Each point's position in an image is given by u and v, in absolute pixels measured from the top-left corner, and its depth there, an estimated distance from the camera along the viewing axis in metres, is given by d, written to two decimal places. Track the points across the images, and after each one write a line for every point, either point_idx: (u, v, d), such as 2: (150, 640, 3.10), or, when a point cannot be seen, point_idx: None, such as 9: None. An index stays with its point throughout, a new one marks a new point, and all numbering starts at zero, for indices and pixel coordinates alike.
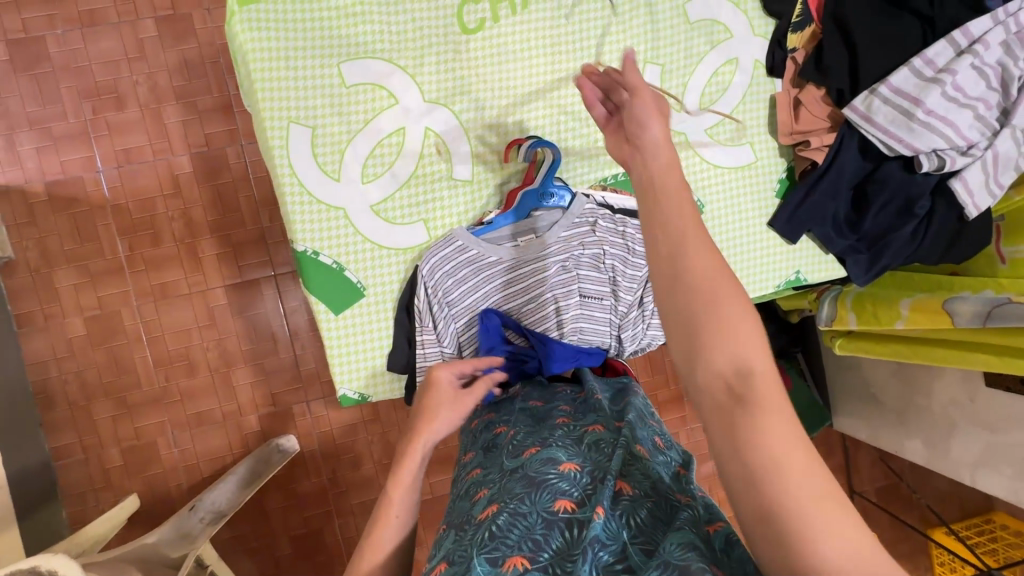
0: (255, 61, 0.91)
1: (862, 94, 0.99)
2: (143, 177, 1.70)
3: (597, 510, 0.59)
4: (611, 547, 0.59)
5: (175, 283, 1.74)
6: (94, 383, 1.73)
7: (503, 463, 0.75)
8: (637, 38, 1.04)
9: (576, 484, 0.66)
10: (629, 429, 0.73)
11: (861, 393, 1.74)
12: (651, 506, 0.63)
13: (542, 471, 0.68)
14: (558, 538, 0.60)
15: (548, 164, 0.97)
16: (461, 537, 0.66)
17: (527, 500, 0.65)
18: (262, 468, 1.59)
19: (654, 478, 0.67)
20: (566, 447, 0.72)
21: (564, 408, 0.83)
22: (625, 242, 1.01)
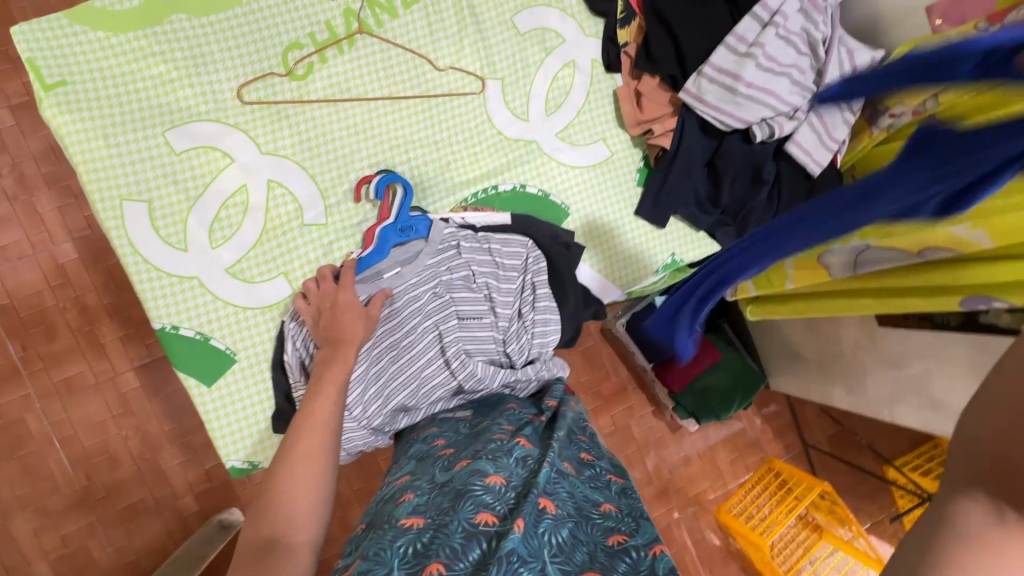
0: (73, 143, 0.88)
1: (692, 77, 1.02)
2: (25, 271, 1.53)
3: (517, 523, 0.59)
4: (531, 563, 0.57)
5: (81, 375, 1.57)
6: (7, 498, 1.53)
7: (434, 476, 0.76)
8: (470, 57, 1.06)
9: (500, 497, 0.67)
10: (558, 451, 0.77)
11: (783, 350, 1.75)
12: (573, 526, 0.66)
13: (468, 482, 0.69)
14: (476, 549, 0.59)
15: (401, 197, 0.99)
16: (378, 540, 0.65)
17: (450, 511, 0.64)
18: (205, 548, 1.46)
19: (577, 501, 0.71)
20: (495, 460, 0.74)
21: (502, 427, 0.86)
22: (493, 258, 1.01)
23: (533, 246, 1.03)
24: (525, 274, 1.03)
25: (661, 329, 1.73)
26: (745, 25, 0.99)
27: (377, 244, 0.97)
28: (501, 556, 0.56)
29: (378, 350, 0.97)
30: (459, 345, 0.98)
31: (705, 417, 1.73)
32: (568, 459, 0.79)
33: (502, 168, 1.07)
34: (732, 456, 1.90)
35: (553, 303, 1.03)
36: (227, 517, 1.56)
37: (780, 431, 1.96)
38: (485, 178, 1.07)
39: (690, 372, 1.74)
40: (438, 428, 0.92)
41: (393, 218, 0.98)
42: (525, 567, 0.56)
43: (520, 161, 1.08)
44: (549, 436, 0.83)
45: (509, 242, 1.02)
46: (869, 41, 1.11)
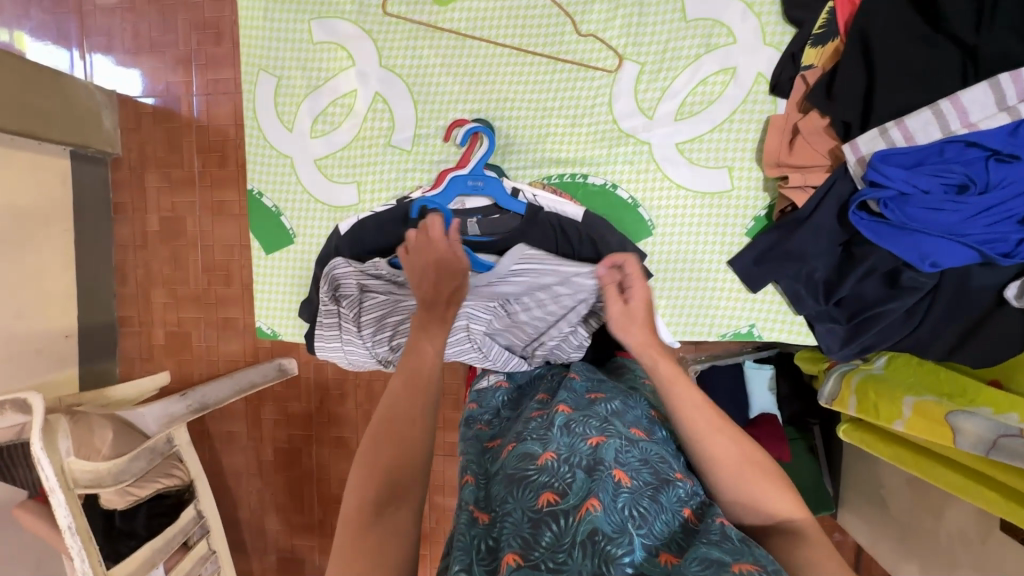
0: (244, 8, 1.00)
1: (870, 132, 0.80)
2: (224, 107, 1.82)
3: (592, 503, 0.57)
4: (618, 539, 0.55)
5: (230, 204, 1.86)
6: (157, 272, 1.92)
7: (487, 467, 0.72)
8: (617, 30, 0.95)
9: (557, 474, 0.62)
10: (622, 421, 0.72)
11: (872, 490, 1.40)
12: (652, 493, 0.62)
13: (520, 466, 0.65)
14: (547, 530, 0.57)
15: (484, 149, 0.94)
16: (454, 533, 0.63)
17: (510, 497, 0.61)
18: (258, 379, 1.70)
19: (652, 466, 0.66)
20: (540, 438, 0.68)
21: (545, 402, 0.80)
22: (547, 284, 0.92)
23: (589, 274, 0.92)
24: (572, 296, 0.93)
25: (730, 396, 1.51)
26: (975, 92, 0.73)
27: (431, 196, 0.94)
28: (587, 539, 0.55)
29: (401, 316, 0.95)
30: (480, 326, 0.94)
31: None
32: (635, 424, 0.73)
33: (599, 161, 0.98)
34: None
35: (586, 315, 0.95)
36: (285, 365, 1.78)
37: None
38: (578, 164, 0.98)
39: None
40: (485, 402, 0.89)
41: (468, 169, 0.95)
42: (611, 545, 0.54)
43: (623, 159, 0.97)
44: (592, 396, 0.79)
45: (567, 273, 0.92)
46: None
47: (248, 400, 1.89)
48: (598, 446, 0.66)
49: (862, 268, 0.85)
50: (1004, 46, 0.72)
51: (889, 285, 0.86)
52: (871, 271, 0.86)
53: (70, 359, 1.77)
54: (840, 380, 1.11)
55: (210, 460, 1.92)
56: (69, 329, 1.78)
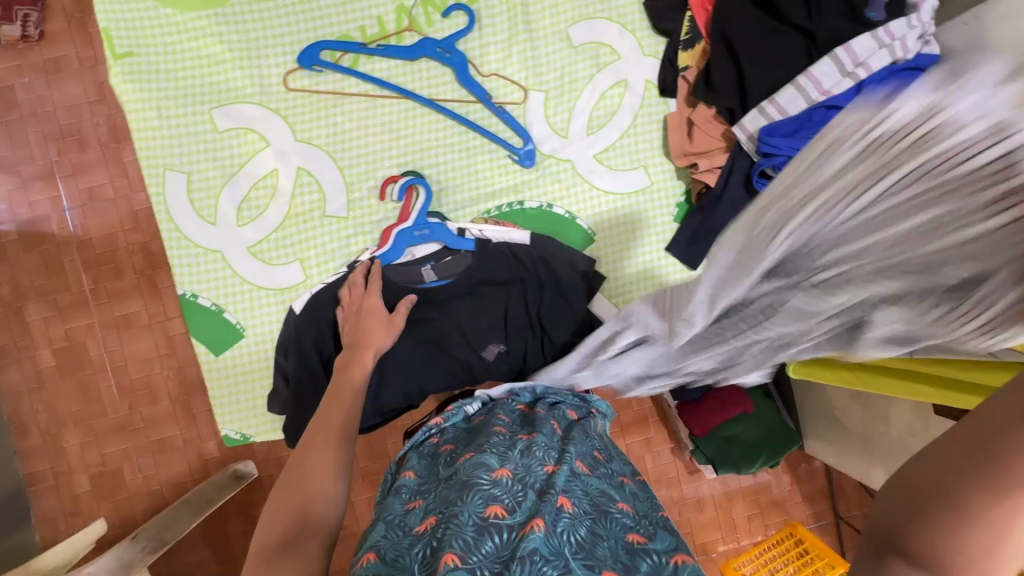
0: (133, 110, 0.95)
1: (751, 113, 0.93)
2: (106, 214, 1.67)
3: (537, 523, 0.57)
4: (553, 561, 0.53)
5: (137, 314, 1.69)
6: (65, 411, 1.69)
7: (439, 476, 0.71)
8: (516, 66, 1.02)
9: (508, 489, 0.63)
10: (574, 451, 0.73)
11: (827, 415, 1.56)
12: (592, 523, 0.62)
13: (473, 475, 0.66)
14: (490, 541, 0.57)
15: (422, 199, 0.97)
16: (387, 534, 0.62)
17: (459, 502, 0.61)
18: (216, 494, 1.54)
19: (593, 497, 0.66)
20: (499, 455, 0.70)
21: (501, 420, 0.81)
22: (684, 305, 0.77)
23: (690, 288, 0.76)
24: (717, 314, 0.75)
25: None
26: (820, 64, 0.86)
27: (414, 45, 0.97)
28: (526, 553, 0.53)
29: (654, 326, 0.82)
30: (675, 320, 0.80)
31: (724, 469, 1.60)
32: (581, 457, 0.74)
33: (531, 185, 1.03)
34: (751, 513, 1.75)
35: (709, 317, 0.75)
36: (242, 469, 1.64)
37: (811, 498, 1.77)
38: (513, 193, 1.03)
39: (716, 418, 1.59)
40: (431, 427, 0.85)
41: (411, 220, 0.97)
42: (547, 567, 0.53)
43: (552, 179, 1.04)
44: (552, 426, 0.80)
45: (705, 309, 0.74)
46: None
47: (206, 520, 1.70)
48: (553, 471, 0.67)
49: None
50: (832, 27, 0.87)
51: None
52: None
53: None
54: None
55: None
56: None
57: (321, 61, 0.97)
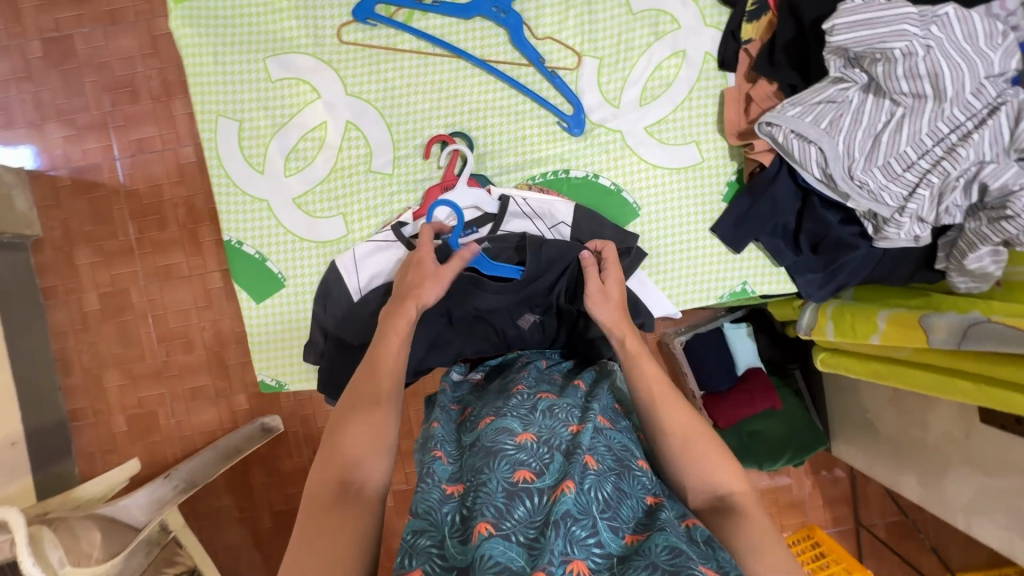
0: (189, 55, 0.96)
1: (791, 104, 0.90)
2: (153, 165, 1.71)
3: (567, 485, 0.59)
4: (582, 521, 0.57)
5: (178, 265, 1.74)
6: (106, 352, 1.76)
7: (463, 442, 0.72)
8: (571, 30, 1.00)
9: (534, 454, 0.64)
10: (596, 406, 0.73)
11: (858, 418, 1.51)
12: (616, 480, 0.65)
13: (497, 440, 0.66)
14: (520, 507, 0.59)
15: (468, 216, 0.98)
16: (418, 492, 0.65)
17: (486, 469, 0.62)
18: (243, 443, 1.58)
19: (616, 452, 0.69)
20: (521, 417, 0.70)
21: (521, 380, 0.81)
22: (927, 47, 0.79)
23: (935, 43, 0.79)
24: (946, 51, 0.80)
25: (718, 357, 1.58)
26: (851, 7, 0.82)
27: (468, 3, 0.96)
28: (557, 519, 0.55)
29: (900, 83, 0.82)
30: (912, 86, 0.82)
31: (745, 463, 1.57)
32: (605, 413, 0.75)
33: (577, 153, 1.02)
34: (769, 511, 1.72)
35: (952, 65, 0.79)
36: (269, 423, 1.65)
37: (832, 502, 1.72)
38: (558, 160, 1.02)
39: (742, 412, 1.57)
40: (448, 393, 0.85)
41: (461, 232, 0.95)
42: (577, 527, 0.56)
43: (599, 149, 1.02)
44: (575, 386, 0.80)
45: (910, 74, 0.81)
46: None
47: (232, 468, 1.77)
48: (578, 431, 0.68)
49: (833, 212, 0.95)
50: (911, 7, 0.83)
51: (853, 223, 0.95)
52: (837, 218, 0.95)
53: (21, 467, 1.58)
54: (815, 311, 1.20)
55: (202, 541, 1.77)
56: (14, 436, 1.59)
57: (376, 13, 0.96)
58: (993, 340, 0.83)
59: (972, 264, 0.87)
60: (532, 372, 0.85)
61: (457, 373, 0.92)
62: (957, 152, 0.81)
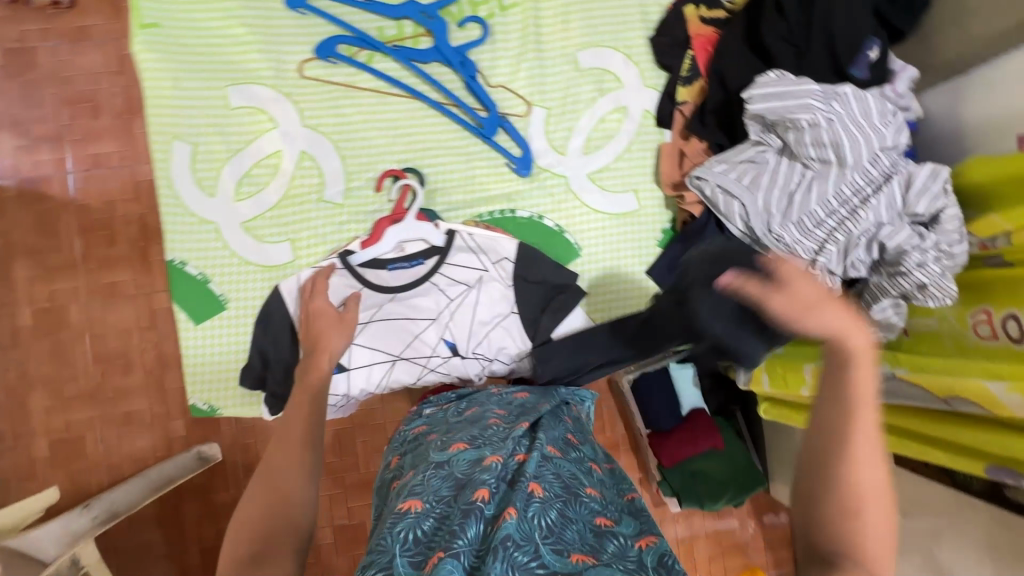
0: (149, 79, 0.99)
1: (711, 166, 1.00)
2: (108, 182, 1.69)
3: (509, 511, 0.61)
4: (525, 546, 0.58)
5: (124, 283, 1.69)
6: (35, 372, 1.67)
7: (430, 458, 0.77)
8: (523, 81, 1.07)
9: (492, 478, 0.68)
10: (546, 438, 0.77)
11: (793, 459, 1.56)
12: (562, 506, 0.65)
13: (465, 471, 0.71)
14: (474, 527, 0.60)
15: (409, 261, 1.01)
16: (382, 532, 0.66)
17: (449, 500, 0.66)
18: (175, 473, 1.51)
19: (563, 480, 0.70)
20: (490, 446, 0.75)
21: (495, 412, 0.87)
22: (830, 116, 0.89)
23: (834, 113, 0.89)
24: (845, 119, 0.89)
25: (663, 396, 1.63)
26: (766, 82, 0.93)
27: (426, 49, 1.02)
28: (499, 543, 0.57)
29: (807, 147, 0.92)
30: (818, 150, 0.92)
31: (688, 502, 1.60)
32: (552, 442, 0.78)
33: (525, 193, 1.07)
34: (712, 552, 1.73)
35: (850, 134, 0.89)
36: (207, 452, 1.62)
37: (772, 544, 1.75)
38: (505, 200, 1.07)
39: (685, 451, 1.61)
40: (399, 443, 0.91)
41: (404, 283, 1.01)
42: (520, 553, 0.57)
43: (545, 192, 1.08)
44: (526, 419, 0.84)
45: (816, 140, 0.91)
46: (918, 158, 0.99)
47: (162, 499, 1.67)
48: (528, 459, 0.72)
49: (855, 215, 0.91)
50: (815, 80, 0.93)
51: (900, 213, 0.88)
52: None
53: None
54: (751, 363, 1.27)
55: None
56: None
57: (338, 53, 1.02)
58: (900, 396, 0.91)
59: (878, 314, 0.90)
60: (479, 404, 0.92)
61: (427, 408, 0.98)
62: (859, 214, 0.90)
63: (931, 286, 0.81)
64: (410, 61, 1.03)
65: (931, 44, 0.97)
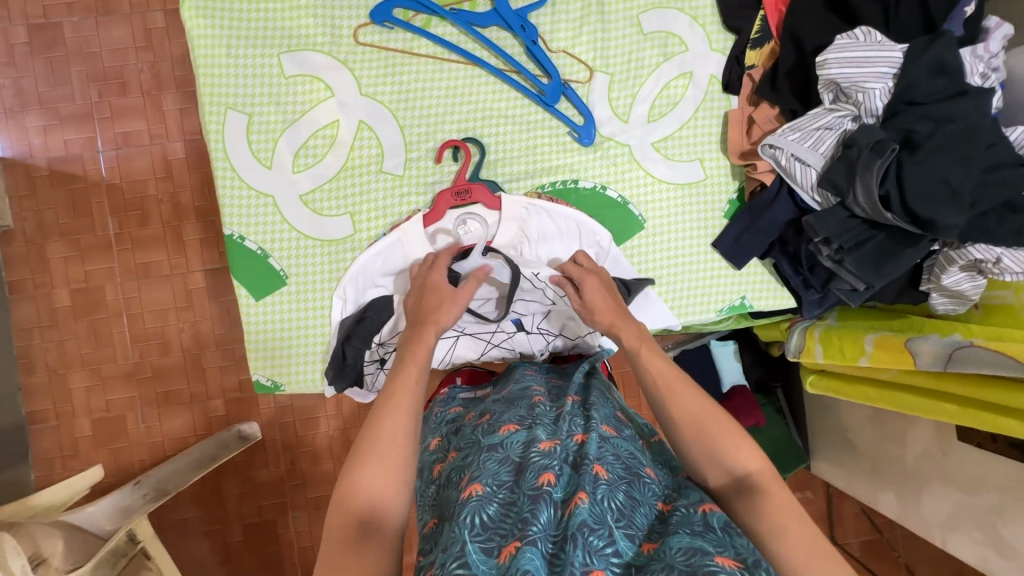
0: (200, 46, 0.94)
1: (778, 136, 0.95)
2: (139, 160, 1.65)
3: (580, 496, 0.57)
4: (599, 530, 0.56)
5: (158, 264, 1.67)
6: (74, 352, 1.67)
7: (477, 440, 0.72)
8: (585, 45, 1.03)
9: (556, 460, 0.63)
10: (600, 415, 0.71)
11: (838, 436, 1.54)
12: (628, 488, 0.62)
13: (523, 453, 0.65)
14: (544, 512, 0.57)
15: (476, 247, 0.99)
16: (446, 522, 0.62)
17: (513, 486, 0.62)
18: (217, 451, 1.51)
19: (624, 460, 0.66)
20: (545, 428, 0.69)
21: (537, 389, 0.82)
22: (877, 64, 0.87)
23: (884, 59, 0.86)
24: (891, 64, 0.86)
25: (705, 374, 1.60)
26: (846, 45, 0.88)
27: (487, 13, 0.98)
28: (575, 530, 0.54)
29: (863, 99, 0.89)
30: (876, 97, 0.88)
31: None
32: (607, 421, 0.72)
33: (587, 163, 1.03)
34: None
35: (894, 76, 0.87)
36: (247, 430, 1.59)
37: (809, 520, 1.74)
38: (568, 171, 1.03)
39: None
40: (434, 424, 0.86)
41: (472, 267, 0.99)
42: (594, 537, 0.55)
43: (608, 162, 1.04)
44: (572, 397, 0.76)
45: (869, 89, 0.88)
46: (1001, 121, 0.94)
47: (204, 477, 1.68)
48: (585, 440, 0.66)
49: (891, 184, 0.85)
50: (902, 41, 0.89)
51: (951, 198, 0.82)
52: (840, 247, 0.94)
53: None
54: (803, 334, 1.24)
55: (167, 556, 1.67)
56: None
57: (394, 17, 0.97)
58: (977, 364, 0.87)
59: (950, 284, 0.92)
60: (517, 379, 0.87)
61: (461, 389, 0.93)
62: None
63: (1006, 257, 0.84)
64: (470, 25, 0.99)
65: None
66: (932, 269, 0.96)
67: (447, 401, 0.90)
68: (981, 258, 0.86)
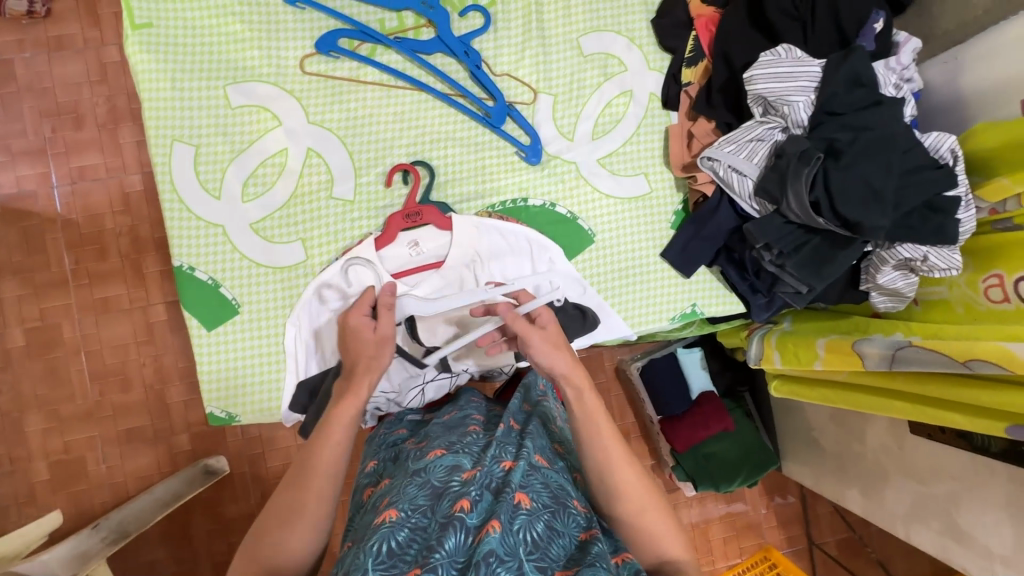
0: (144, 80, 0.95)
1: (713, 148, 0.99)
2: (95, 194, 1.63)
3: (492, 525, 0.57)
4: (507, 562, 0.55)
5: (117, 298, 1.63)
6: (30, 393, 1.61)
7: (407, 467, 0.72)
8: (528, 68, 1.07)
9: (476, 488, 0.64)
10: (533, 444, 0.72)
11: (804, 436, 1.57)
12: (548, 518, 0.62)
13: (445, 479, 0.66)
14: (452, 539, 0.57)
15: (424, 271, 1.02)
16: (358, 547, 0.62)
17: (428, 512, 0.62)
18: (182, 488, 1.47)
19: (552, 489, 0.67)
20: (472, 457, 0.70)
21: (476, 419, 0.83)
22: (797, 76, 0.92)
23: (803, 71, 0.92)
24: (809, 76, 0.92)
25: (673, 382, 1.62)
26: (770, 62, 0.93)
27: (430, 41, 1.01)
28: (480, 559, 0.54)
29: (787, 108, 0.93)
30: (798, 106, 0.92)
31: (702, 485, 1.59)
32: (541, 451, 0.73)
33: (536, 182, 1.06)
34: (728, 534, 1.73)
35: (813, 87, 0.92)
36: (214, 464, 1.54)
37: (785, 522, 1.76)
38: (517, 189, 1.06)
39: (698, 434, 1.60)
40: (379, 447, 0.87)
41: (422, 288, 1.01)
42: (501, 568, 0.55)
43: (556, 179, 1.07)
44: (507, 424, 0.78)
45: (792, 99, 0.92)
46: (921, 127, 1.00)
47: (170, 516, 1.63)
48: (512, 468, 0.67)
49: (820, 190, 0.89)
50: (821, 55, 0.94)
51: (876, 201, 0.86)
52: (780, 253, 0.97)
53: None
54: (761, 341, 1.27)
55: None
56: None
57: (339, 47, 1.00)
58: (919, 364, 0.90)
59: (886, 282, 0.96)
60: (462, 407, 0.89)
61: (411, 413, 0.96)
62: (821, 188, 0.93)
63: (932, 255, 0.88)
64: (415, 53, 1.02)
65: (930, 17, 0.98)
66: (869, 269, 1.00)
67: (391, 426, 0.92)
68: (910, 257, 0.91)
